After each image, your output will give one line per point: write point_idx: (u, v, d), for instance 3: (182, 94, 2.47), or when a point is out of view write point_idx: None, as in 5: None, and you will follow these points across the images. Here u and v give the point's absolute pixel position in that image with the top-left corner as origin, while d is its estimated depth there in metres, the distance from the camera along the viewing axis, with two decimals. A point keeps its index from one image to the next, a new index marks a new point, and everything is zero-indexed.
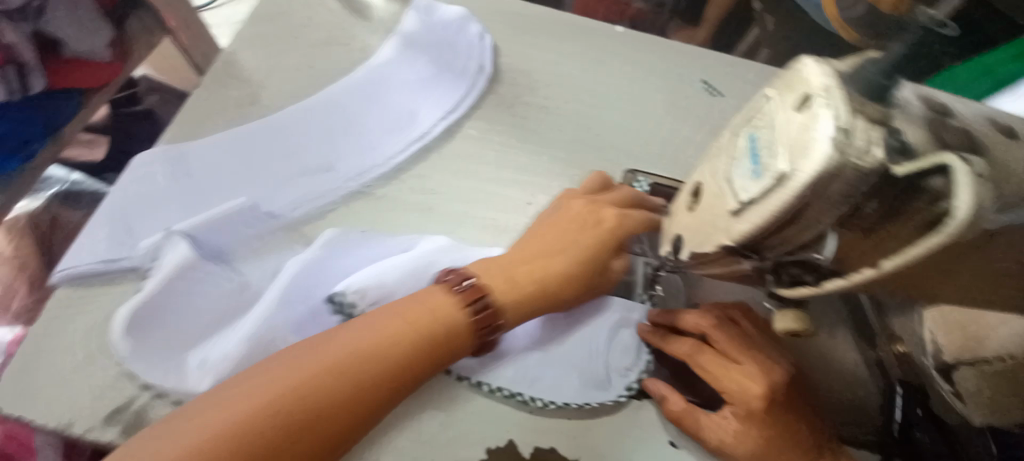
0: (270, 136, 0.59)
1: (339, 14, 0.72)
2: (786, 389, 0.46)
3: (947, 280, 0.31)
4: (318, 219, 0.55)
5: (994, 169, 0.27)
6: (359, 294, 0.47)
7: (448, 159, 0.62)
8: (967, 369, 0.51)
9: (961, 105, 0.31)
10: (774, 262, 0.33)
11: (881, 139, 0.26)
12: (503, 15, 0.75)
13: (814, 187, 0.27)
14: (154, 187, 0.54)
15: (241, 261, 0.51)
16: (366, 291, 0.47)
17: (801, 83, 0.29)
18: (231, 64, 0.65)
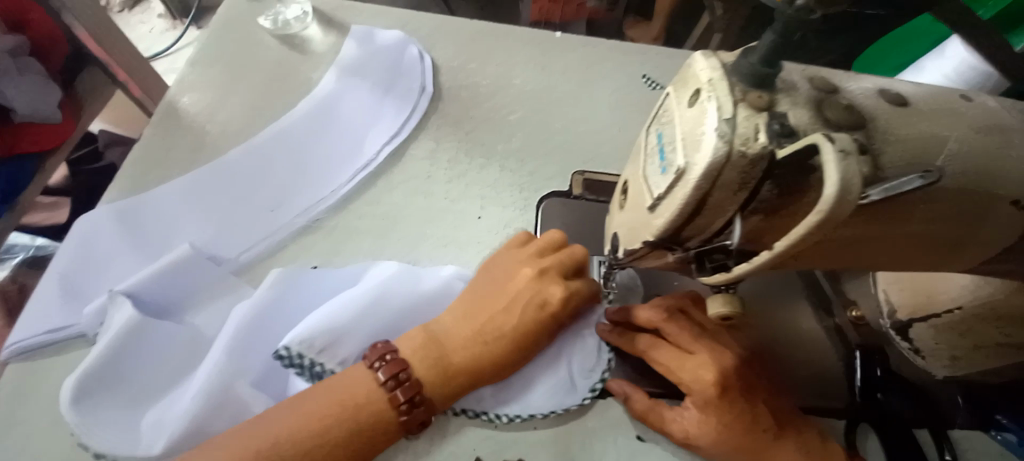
0: (216, 180, 0.59)
1: (278, 49, 0.72)
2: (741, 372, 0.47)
3: (860, 250, 0.32)
4: (269, 259, 0.56)
5: (878, 141, 0.28)
6: (309, 344, 0.45)
7: (398, 182, 0.63)
8: (921, 325, 0.55)
9: (855, 78, 0.32)
10: (697, 252, 0.34)
11: (764, 125, 0.27)
12: (443, 32, 0.76)
13: (709, 178, 0.28)
14: (96, 249, 0.54)
15: (194, 311, 0.51)
16: (315, 339, 0.46)
17: (692, 77, 0.30)
18: (171, 113, 0.65)
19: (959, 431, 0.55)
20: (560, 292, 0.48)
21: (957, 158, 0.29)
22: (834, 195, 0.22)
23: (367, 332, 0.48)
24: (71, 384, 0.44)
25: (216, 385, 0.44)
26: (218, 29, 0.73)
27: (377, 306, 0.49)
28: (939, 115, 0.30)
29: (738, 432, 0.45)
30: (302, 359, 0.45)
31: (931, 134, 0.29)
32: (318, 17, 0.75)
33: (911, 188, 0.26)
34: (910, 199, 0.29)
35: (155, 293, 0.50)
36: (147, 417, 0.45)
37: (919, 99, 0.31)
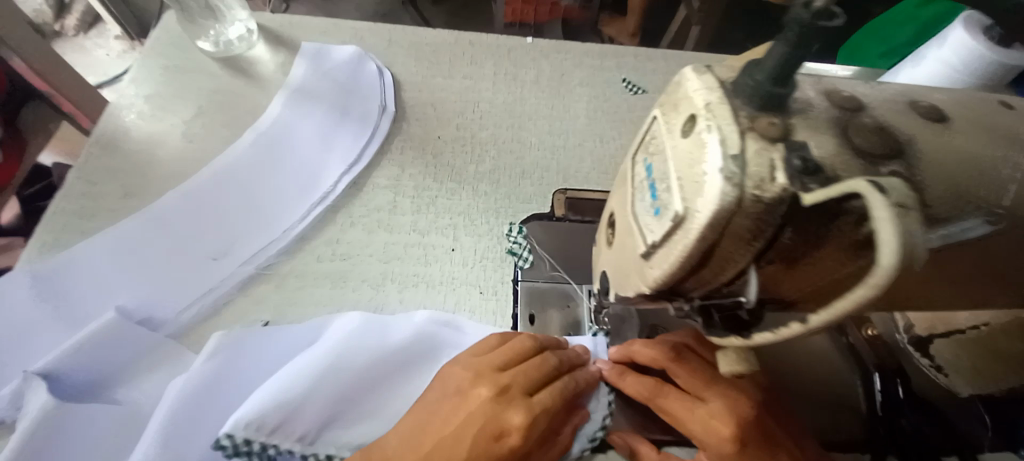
0: (153, 230, 0.52)
1: (220, 74, 0.65)
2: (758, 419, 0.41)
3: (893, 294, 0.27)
4: (213, 317, 0.49)
5: (919, 173, 0.22)
6: (258, 425, 0.38)
7: (361, 215, 0.56)
8: (941, 341, 0.52)
9: (875, 88, 0.26)
10: (700, 304, 0.28)
11: (782, 160, 0.21)
12: (405, 45, 0.70)
13: (714, 227, 0.22)
14: (11, 320, 0.47)
15: (127, 384, 0.44)
16: (265, 418, 0.38)
17: (684, 100, 0.24)
18: (100, 153, 0.58)
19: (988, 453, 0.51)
20: (519, 417, 0.39)
21: (1004, 184, 0.24)
22: (895, 266, 0.18)
23: (327, 399, 0.41)
24: None
25: None
26: (152, 55, 0.66)
27: (338, 367, 0.42)
28: (981, 131, 0.25)
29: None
30: (250, 447, 0.37)
31: (971, 155, 0.24)
32: (265, 35, 0.68)
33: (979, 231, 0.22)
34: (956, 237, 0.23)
35: (77, 370, 0.43)
36: None
37: (954, 111, 0.26)
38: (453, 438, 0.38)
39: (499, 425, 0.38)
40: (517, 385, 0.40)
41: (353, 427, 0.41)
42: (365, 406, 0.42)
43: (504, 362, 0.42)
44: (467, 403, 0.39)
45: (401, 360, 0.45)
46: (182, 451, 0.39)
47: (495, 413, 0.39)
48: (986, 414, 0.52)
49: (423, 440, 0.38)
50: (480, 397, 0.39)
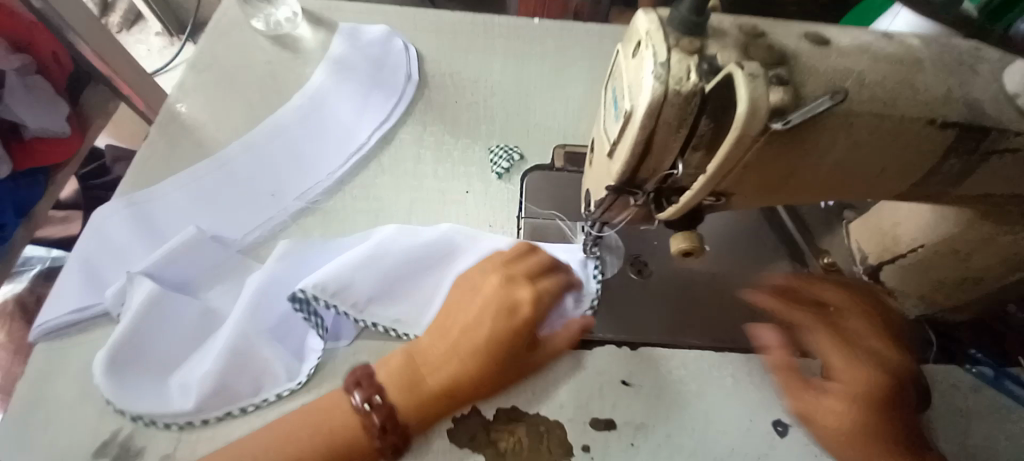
0: (223, 170, 0.64)
1: (271, 49, 0.76)
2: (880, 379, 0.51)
3: (794, 186, 0.36)
4: (272, 238, 0.60)
5: (798, 76, 0.31)
6: (323, 287, 0.51)
7: (391, 163, 0.67)
8: (889, 268, 0.58)
9: (784, 24, 0.35)
10: (655, 193, 0.38)
11: (695, 66, 0.30)
12: (428, 25, 0.80)
13: (651, 117, 0.31)
14: (114, 238, 0.59)
15: (206, 289, 0.56)
16: (327, 283, 0.51)
17: (634, 31, 0.34)
18: (176, 112, 0.70)
19: (933, 366, 0.58)
20: (526, 294, 0.51)
21: (870, 88, 0.32)
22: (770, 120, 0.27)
23: (374, 278, 0.53)
24: (106, 354, 0.49)
25: (236, 347, 0.49)
26: (213, 33, 0.77)
27: (381, 254, 0.54)
28: (858, 52, 0.33)
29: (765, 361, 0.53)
30: (316, 302, 0.51)
31: (847, 68, 0.32)
32: (307, 17, 0.79)
33: (822, 109, 0.30)
34: (830, 123, 0.32)
35: (167, 273, 0.54)
36: (174, 381, 0.50)
37: (842, 40, 0.34)
38: (483, 342, 0.49)
39: (512, 301, 0.51)
40: (520, 273, 0.53)
41: (394, 307, 0.54)
42: (405, 292, 0.55)
43: (502, 274, 0.53)
44: (497, 322, 0.50)
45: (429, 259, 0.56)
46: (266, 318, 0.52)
47: (503, 294, 0.51)
48: (930, 333, 0.60)
49: (450, 341, 0.50)
50: (493, 284, 0.52)
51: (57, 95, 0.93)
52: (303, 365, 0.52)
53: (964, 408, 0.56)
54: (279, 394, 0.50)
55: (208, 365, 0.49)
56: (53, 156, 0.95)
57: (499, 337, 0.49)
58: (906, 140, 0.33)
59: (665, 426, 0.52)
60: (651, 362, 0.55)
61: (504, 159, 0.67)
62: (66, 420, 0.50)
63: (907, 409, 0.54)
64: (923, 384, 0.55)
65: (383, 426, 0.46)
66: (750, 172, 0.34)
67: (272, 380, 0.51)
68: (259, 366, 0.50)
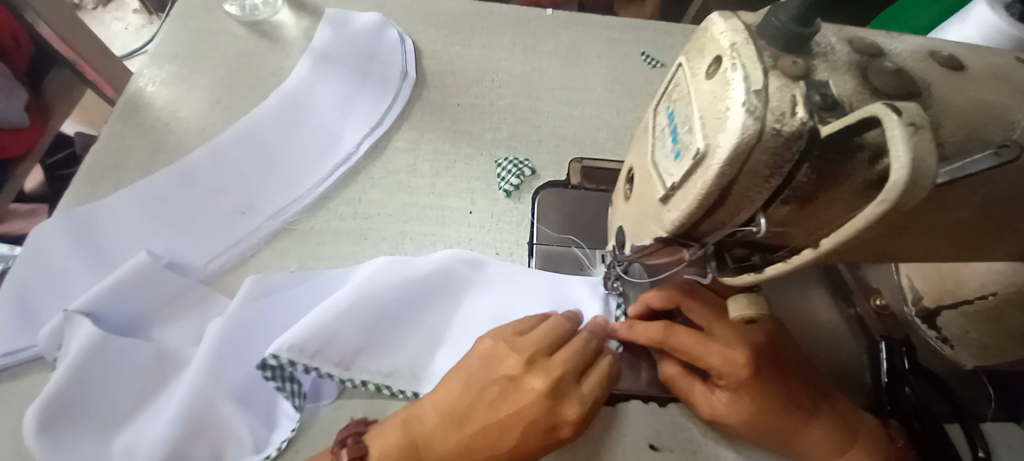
0: (183, 182, 0.54)
1: (245, 37, 0.66)
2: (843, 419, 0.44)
3: (895, 247, 0.29)
4: (240, 267, 0.52)
5: (935, 115, 0.23)
6: (300, 348, 0.42)
7: (383, 175, 0.58)
8: (950, 312, 0.52)
9: (897, 38, 0.27)
10: (715, 246, 0.29)
11: (802, 96, 0.22)
12: (427, 13, 0.71)
13: (733, 162, 0.23)
14: (52, 261, 0.50)
15: (162, 327, 0.48)
16: (304, 343, 0.42)
17: (709, 41, 0.25)
18: (133, 109, 0.60)
19: (990, 425, 0.51)
20: (573, 411, 0.40)
21: (1021, 129, 0.24)
22: None
23: (360, 327, 0.45)
24: (35, 413, 0.41)
25: (197, 407, 0.42)
26: (179, 16, 0.67)
27: (370, 299, 0.46)
28: (996, 80, 0.26)
29: (782, 419, 0.42)
30: (293, 368, 0.42)
31: (993, 102, 0.25)
32: (289, 1, 0.69)
33: (984, 169, 0.21)
34: (971, 178, 0.24)
35: (116, 309, 0.46)
36: (117, 444, 0.42)
37: (973, 62, 0.26)
38: (506, 453, 0.40)
39: (553, 418, 0.40)
40: (567, 377, 0.41)
41: (386, 363, 0.46)
42: (397, 343, 0.47)
43: (548, 377, 0.41)
44: (528, 434, 0.40)
45: (421, 295, 0.48)
46: (236, 368, 0.45)
47: (547, 407, 0.40)
48: (989, 387, 0.52)
49: (455, 437, 0.39)
50: (533, 392, 0.40)
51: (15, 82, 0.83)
52: (275, 430, 0.44)
53: None
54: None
55: (159, 429, 0.41)
56: (12, 147, 0.86)
57: (524, 448, 0.40)
58: None
59: None
60: (682, 421, 0.47)
61: (513, 174, 0.58)
62: None
63: None
64: (983, 451, 0.48)
65: None
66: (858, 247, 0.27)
67: (236, 449, 0.43)
68: (221, 430, 0.43)
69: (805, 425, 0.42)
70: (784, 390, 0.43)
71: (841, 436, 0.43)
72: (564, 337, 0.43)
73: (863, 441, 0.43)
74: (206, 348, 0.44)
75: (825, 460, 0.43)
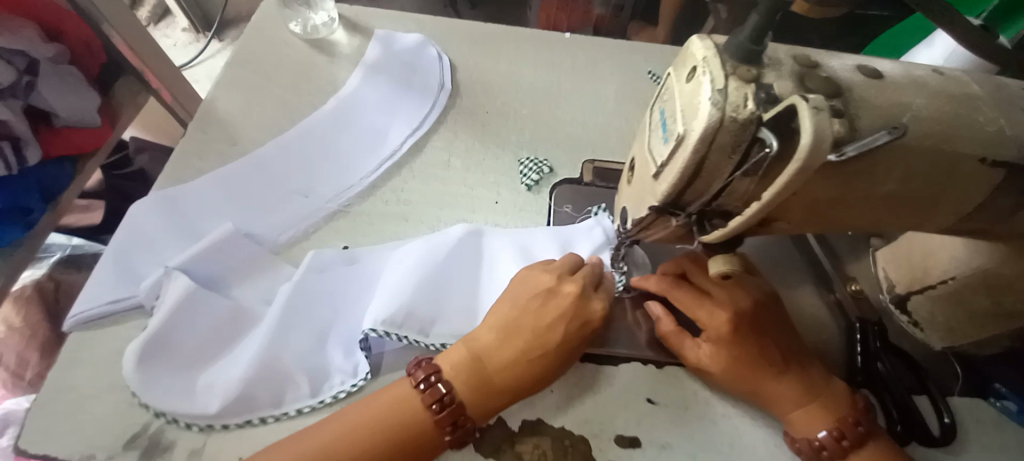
0: (256, 170, 0.65)
1: (307, 52, 0.78)
2: (816, 376, 0.50)
3: (839, 216, 0.37)
4: (302, 241, 0.61)
5: (853, 107, 0.32)
6: (391, 321, 0.51)
7: (422, 169, 0.68)
8: (918, 297, 0.57)
9: (836, 56, 0.35)
10: (698, 215, 0.38)
11: (753, 94, 0.31)
12: (460, 34, 0.82)
13: (705, 141, 0.32)
14: (147, 231, 0.59)
15: (236, 286, 0.57)
16: (393, 316, 0.51)
17: (689, 55, 0.34)
18: (211, 112, 0.71)
19: (956, 398, 0.58)
20: (599, 307, 0.52)
21: (922, 122, 0.33)
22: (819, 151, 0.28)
23: (429, 300, 0.54)
24: (137, 347, 0.50)
25: (267, 353, 0.50)
26: (251, 34, 0.79)
27: (428, 274, 0.55)
28: (910, 86, 0.34)
29: (755, 372, 0.50)
30: (387, 337, 0.51)
31: (899, 100, 0.33)
32: (343, 23, 0.81)
33: (881, 142, 0.31)
34: (885, 157, 0.32)
35: (203, 269, 0.55)
36: (201, 381, 0.50)
37: (894, 73, 0.35)
38: (557, 346, 0.49)
39: (585, 315, 0.51)
40: (587, 286, 0.53)
41: (456, 326, 0.54)
42: (454, 310, 0.55)
43: (578, 284, 0.52)
44: (571, 329, 0.50)
45: (455, 265, 0.57)
46: (302, 325, 0.53)
47: (579, 307, 0.51)
48: (956, 366, 0.59)
49: (513, 341, 0.49)
50: (569, 295, 0.51)
51: (87, 84, 0.88)
52: (328, 376, 0.52)
53: (990, 445, 0.55)
54: (300, 411, 0.50)
55: (236, 371, 0.49)
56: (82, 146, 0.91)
57: (569, 342, 0.50)
58: (958, 174, 0.34)
59: (689, 446, 0.51)
60: (676, 382, 0.54)
61: (534, 171, 0.67)
62: (98, 410, 0.50)
63: (928, 443, 0.53)
64: (947, 417, 0.53)
65: (442, 399, 0.46)
66: (808, 208, 0.35)
67: (295, 393, 0.51)
68: (283, 377, 0.50)
69: (774, 378, 0.50)
70: (761, 350, 0.50)
71: (805, 391, 0.49)
72: (578, 264, 0.55)
73: (828, 397, 0.49)
74: (277, 306, 0.52)
75: (788, 408, 0.50)
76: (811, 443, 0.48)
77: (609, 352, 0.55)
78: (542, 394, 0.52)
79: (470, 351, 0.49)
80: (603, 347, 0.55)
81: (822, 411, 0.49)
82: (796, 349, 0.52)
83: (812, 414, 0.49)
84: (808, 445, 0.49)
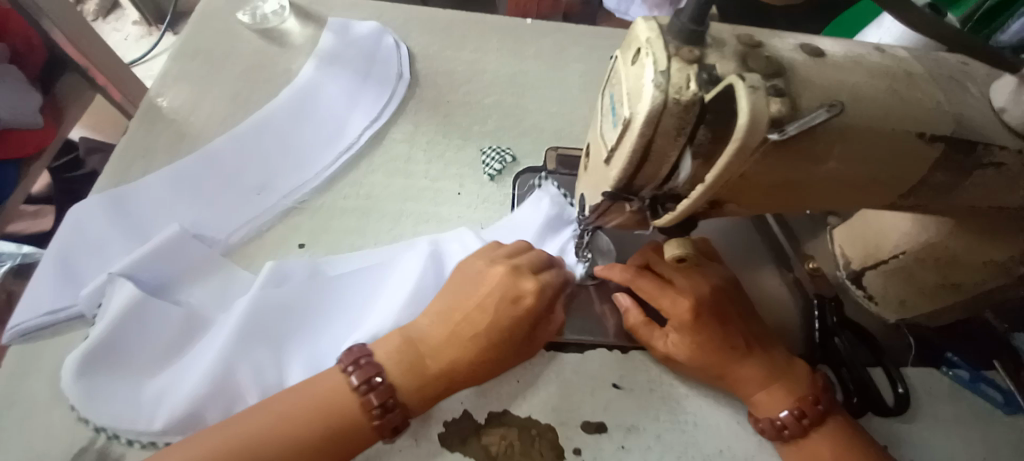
0: (206, 169, 0.62)
1: (257, 43, 0.74)
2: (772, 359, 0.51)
3: (790, 196, 0.37)
4: (257, 239, 0.59)
5: (794, 86, 0.32)
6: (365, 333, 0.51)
7: (382, 161, 0.66)
8: (871, 273, 0.58)
9: (781, 35, 0.35)
10: (651, 199, 0.38)
11: (696, 75, 0.31)
12: (420, 22, 0.79)
13: (648, 125, 0.31)
14: (88, 235, 0.56)
15: (185, 290, 0.54)
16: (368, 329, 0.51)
17: (634, 37, 0.34)
18: (154, 108, 0.67)
19: (910, 368, 0.60)
20: (531, 283, 0.50)
21: (862, 99, 0.33)
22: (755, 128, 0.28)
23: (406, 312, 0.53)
24: (77, 358, 0.47)
25: (221, 363, 0.48)
26: (198, 24, 0.75)
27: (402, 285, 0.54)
28: (852, 64, 0.34)
29: (721, 358, 0.50)
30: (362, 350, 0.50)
31: (841, 79, 0.33)
32: (295, 11, 0.78)
33: (819, 121, 0.31)
34: (827, 136, 0.33)
35: (151, 274, 0.53)
36: (147, 393, 0.48)
37: (836, 52, 0.35)
38: (485, 325, 0.48)
39: (516, 290, 0.49)
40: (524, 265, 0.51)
41: None
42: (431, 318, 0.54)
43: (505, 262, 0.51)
44: (499, 307, 0.48)
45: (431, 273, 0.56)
46: (260, 336, 0.50)
47: (511, 281, 0.50)
48: (910, 338, 0.62)
49: (441, 323, 0.48)
50: (496, 273, 0.50)
51: (29, 84, 0.83)
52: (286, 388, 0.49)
53: (940, 412, 0.57)
54: None
55: (189, 383, 0.47)
56: (23, 148, 0.85)
57: (498, 317, 0.48)
58: (898, 150, 0.34)
59: (655, 428, 0.51)
60: (641, 366, 0.54)
61: (497, 161, 0.66)
62: (40, 426, 0.48)
63: (886, 411, 0.55)
64: (901, 386, 0.55)
65: (384, 404, 0.44)
66: (757, 189, 0.35)
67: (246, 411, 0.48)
68: (235, 393, 0.48)
69: (738, 362, 0.50)
70: (723, 335, 0.51)
71: (767, 373, 0.50)
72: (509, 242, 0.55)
73: (788, 379, 0.50)
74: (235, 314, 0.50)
75: (752, 391, 0.51)
76: (774, 423, 0.49)
77: (576, 340, 0.55)
78: (508, 386, 0.52)
79: (404, 334, 0.48)
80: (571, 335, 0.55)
81: (782, 391, 0.50)
82: (754, 332, 0.52)
83: (774, 393, 0.50)
84: (769, 425, 0.49)
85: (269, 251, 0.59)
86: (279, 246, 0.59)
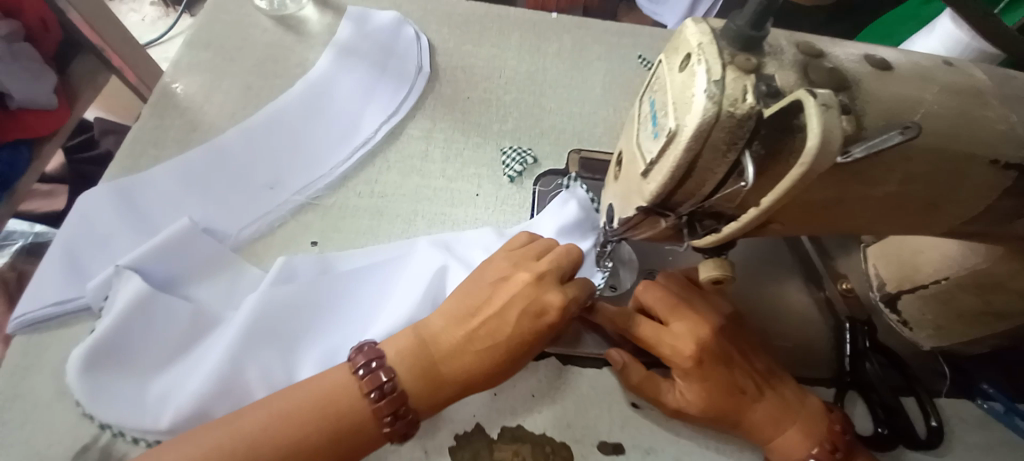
0: (217, 161, 0.60)
1: (273, 31, 0.72)
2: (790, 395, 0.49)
3: (840, 220, 0.34)
4: (269, 235, 0.58)
5: (859, 102, 0.29)
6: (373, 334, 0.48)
7: (398, 158, 0.64)
8: (908, 297, 0.55)
9: (841, 44, 0.32)
10: (688, 216, 0.35)
11: (753, 86, 0.28)
12: (442, 14, 0.77)
13: (696, 139, 0.29)
14: (97, 225, 0.55)
15: (193, 286, 0.52)
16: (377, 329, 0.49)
17: (683, 41, 0.31)
18: (168, 95, 0.65)
19: (943, 399, 0.57)
20: (556, 297, 0.46)
21: (931, 118, 0.30)
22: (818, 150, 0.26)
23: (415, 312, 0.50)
24: (82, 354, 0.46)
25: (227, 363, 0.46)
26: (214, 9, 0.73)
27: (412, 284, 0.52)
28: (920, 79, 0.31)
29: (731, 402, 0.47)
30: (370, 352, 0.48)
31: (910, 95, 0.30)
32: None
33: (892, 144, 0.27)
34: (889, 158, 0.30)
35: (159, 269, 0.51)
36: (152, 391, 0.46)
37: (902, 65, 0.32)
38: (507, 337, 0.44)
39: (541, 303, 0.46)
40: (551, 272, 0.47)
41: None
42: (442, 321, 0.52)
43: (530, 269, 0.47)
44: (523, 319, 0.45)
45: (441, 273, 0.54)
46: (268, 337, 0.49)
47: (537, 292, 0.46)
48: (944, 366, 0.58)
49: (455, 326, 0.45)
50: (521, 280, 0.46)
51: (45, 64, 0.81)
52: None
53: (974, 445, 0.54)
54: None
55: (194, 383, 0.45)
56: (38, 129, 0.84)
57: (521, 330, 0.45)
58: (965, 174, 0.31)
59: (674, 451, 0.49)
60: None
61: (517, 162, 0.64)
62: (42, 420, 0.47)
63: (916, 444, 0.52)
64: (935, 419, 0.52)
65: (396, 412, 0.41)
66: (806, 210, 0.33)
67: None
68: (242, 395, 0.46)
69: (749, 406, 0.47)
70: (729, 377, 0.48)
71: (781, 414, 0.47)
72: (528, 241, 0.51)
73: (806, 417, 0.47)
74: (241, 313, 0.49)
75: (768, 434, 0.48)
76: None
77: (594, 354, 0.52)
78: (522, 399, 0.50)
79: (416, 333, 0.45)
80: (588, 349, 0.52)
81: (801, 433, 0.47)
82: (764, 369, 0.50)
83: (792, 435, 0.47)
84: None
85: (280, 248, 0.57)
86: (290, 244, 0.57)
